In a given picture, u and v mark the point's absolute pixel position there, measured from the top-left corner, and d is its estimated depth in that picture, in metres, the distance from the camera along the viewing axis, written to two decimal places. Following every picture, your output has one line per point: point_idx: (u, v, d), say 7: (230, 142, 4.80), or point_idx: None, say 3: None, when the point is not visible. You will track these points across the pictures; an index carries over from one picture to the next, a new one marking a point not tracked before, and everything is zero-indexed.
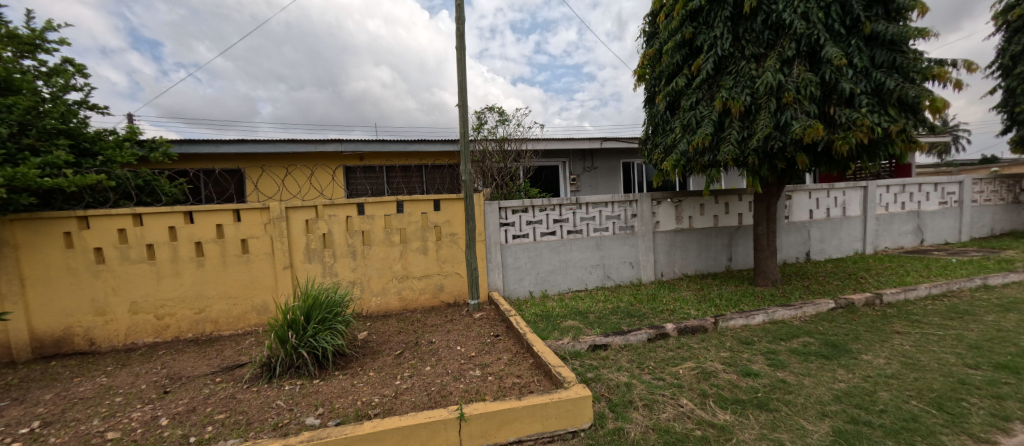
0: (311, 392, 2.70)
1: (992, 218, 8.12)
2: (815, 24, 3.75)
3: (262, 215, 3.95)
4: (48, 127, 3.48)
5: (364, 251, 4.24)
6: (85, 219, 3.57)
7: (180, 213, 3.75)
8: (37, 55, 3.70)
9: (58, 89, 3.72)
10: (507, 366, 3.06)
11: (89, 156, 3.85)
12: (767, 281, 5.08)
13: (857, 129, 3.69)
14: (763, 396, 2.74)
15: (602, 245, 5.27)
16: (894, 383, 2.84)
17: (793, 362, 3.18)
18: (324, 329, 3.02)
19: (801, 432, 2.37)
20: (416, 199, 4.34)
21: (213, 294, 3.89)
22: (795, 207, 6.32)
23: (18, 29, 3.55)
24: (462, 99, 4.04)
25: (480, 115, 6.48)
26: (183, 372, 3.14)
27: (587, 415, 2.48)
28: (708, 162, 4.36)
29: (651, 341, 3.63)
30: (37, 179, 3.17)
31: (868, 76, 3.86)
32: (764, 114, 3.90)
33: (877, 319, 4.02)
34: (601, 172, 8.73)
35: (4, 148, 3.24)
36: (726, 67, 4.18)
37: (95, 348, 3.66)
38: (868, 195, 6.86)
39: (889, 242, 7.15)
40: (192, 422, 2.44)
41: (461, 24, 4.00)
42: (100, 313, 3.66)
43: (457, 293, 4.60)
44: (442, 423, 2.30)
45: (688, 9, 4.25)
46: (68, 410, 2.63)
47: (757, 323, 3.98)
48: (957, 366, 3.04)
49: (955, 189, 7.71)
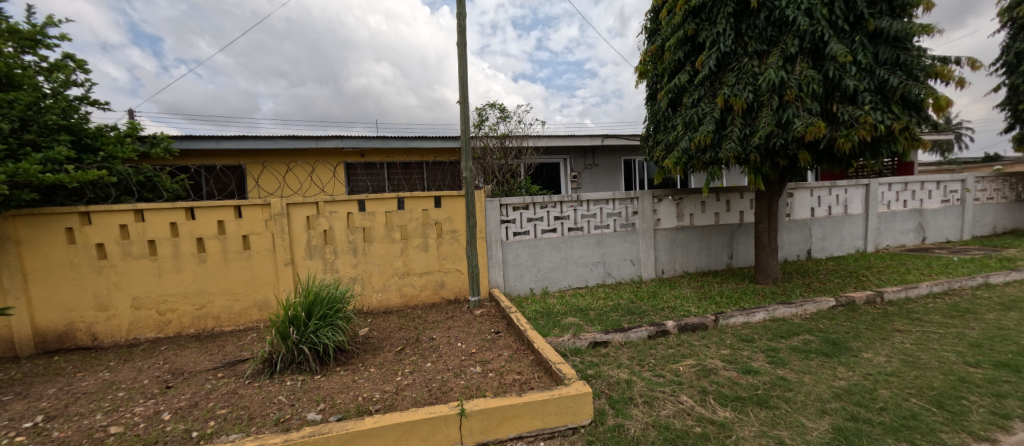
0: (313, 388, 2.72)
1: (994, 216, 8.10)
2: (819, 21, 3.73)
3: (263, 212, 3.95)
4: (49, 123, 3.48)
5: (365, 247, 4.24)
6: (87, 215, 3.58)
7: (182, 209, 3.76)
8: (38, 50, 3.70)
9: (59, 84, 3.72)
10: (507, 362, 3.06)
11: (90, 152, 3.85)
12: (768, 278, 5.07)
13: (859, 126, 3.67)
14: (763, 393, 2.74)
15: (603, 243, 5.27)
16: (894, 381, 2.85)
17: (794, 360, 3.19)
18: (325, 325, 3.02)
19: (800, 430, 2.38)
20: (416, 196, 4.34)
21: (215, 289, 3.90)
22: (796, 205, 6.31)
23: (18, 25, 3.55)
24: (463, 96, 4.03)
25: (481, 111, 6.46)
26: (185, 367, 3.15)
27: (587, 412, 2.49)
28: (710, 159, 4.35)
29: (651, 338, 3.63)
30: (39, 175, 3.17)
31: (871, 73, 3.84)
32: (766, 112, 3.89)
33: (878, 317, 4.02)
34: (602, 169, 8.72)
35: (5, 144, 3.24)
36: (729, 63, 4.16)
37: (98, 343, 3.68)
38: (870, 193, 6.84)
39: (890, 240, 7.14)
40: (194, 416, 2.45)
41: (462, 20, 3.98)
42: (102, 308, 3.67)
43: (457, 290, 4.61)
44: (442, 419, 2.31)
45: (690, 5, 4.23)
46: (71, 405, 2.64)
47: (757, 321, 3.98)
48: (958, 365, 3.04)
49: (958, 187, 7.68)
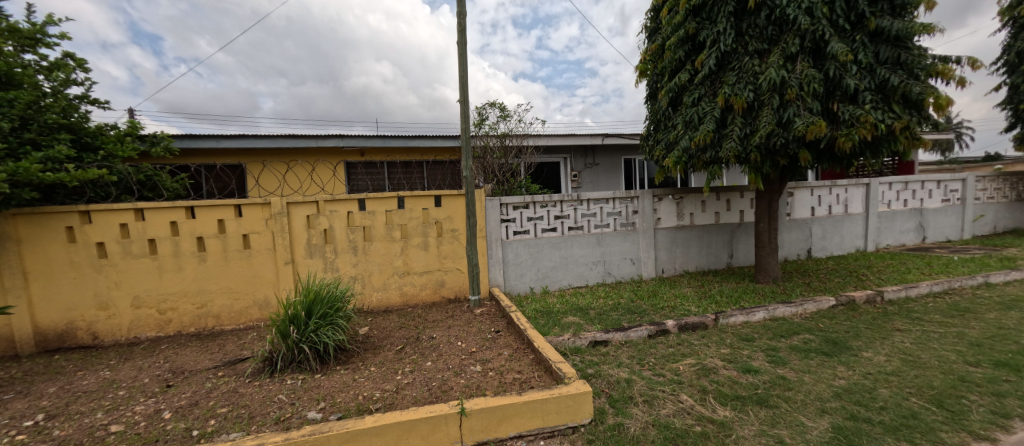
0: (313, 387, 2.72)
1: (995, 215, 8.10)
2: (819, 20, 3.72)
3: (263, 211, 3.95)
4: (49, 121, 3.48)
5: (365, 246, 4.24)
6: (87, 214, 3.58)
7: (182, 208, 3.76)
8: (38, 49, 3.70)
9: (59, 83, 3.72)
10: (507, 361, 3.07)
11: (91, 151, 3.85)
12: (768, 278, 5.07)
13: (860, 126, 3.67)
14: (762, 392, 2.75)
15: (603, 242, 5.27)
16: (894, 380, 2.85)
17: (794, 359, 3.19)
18: (325, 324, 3.02)
19: (800, 429, 2.38)
20: (416, 195, 4.33)
21: (215, 288, 3.90)
22: (796, 204, 6.31)
23: (18, 24, 3.54)
24: (463, 95, 4.03)
25: (482, 111, 6.45)
26: (186, 366, 3.15)
27: (587, 411, 2.49)
28: (710, 158, 4.35)
29: (651, 337, 3.63)
30: (39, 174, 3.17)
31: (872, 72, 3.84)
32: (766, 111, 3.88)
33: (878, 316, 4.02)
34: (602, 168, 8.72)
35: (5, 143, 3.24)
36: (729, 62, 4.15)
37: (98, 342, 3.68)
38: (871, 192, 6.83)
39: (890, 239, 7.14)
40: (195, 415, 2.46)
41: (462, 19, 3.97)
42: (103, 307, 3.67)
43: (457, 289, 4.61)
44: (442, 418, 2.31)
45: (691, 4, 4.22)
46: (72, 404, 2.64)
47: (757, 320, 3.99)
48: (958, 364, 3.03)
49: (958, 186, 7.67)
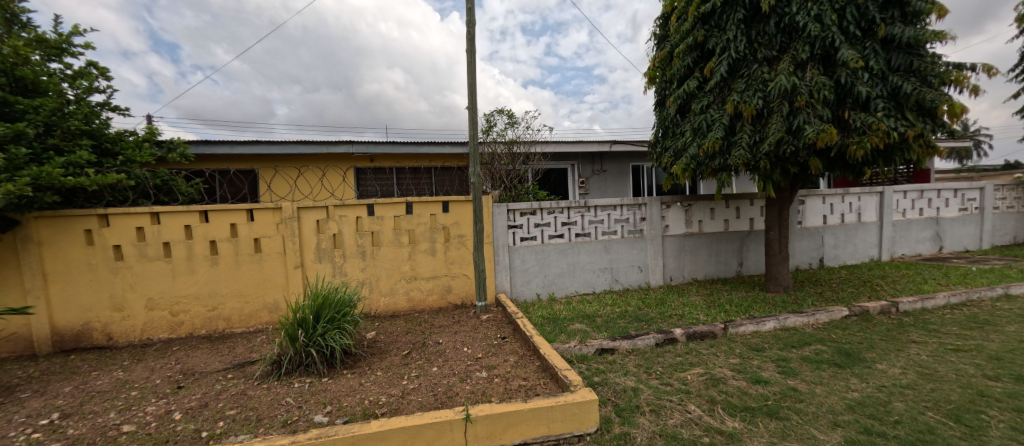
0: (320, 391, 2.74)
1: (1014, 225, 7.89)
2: (830, 27, 3.70)
3: (274, 215, 4.02)
4: (71, 128, 3.57)
5: (374, 251, 4.28)
6: (106, 217, 3.69)
7: (196, 212, 3.84)
8: (63, 58, 3.81)
9: (82, 91, 3.81)
10: (513, 368, 3.06)
11: (111, 156, 3.94)
12: (778, 286, 5.00)
13: (872, 133, 3.63)
14: (772, 404, 2.70)
15: (611, 249, 5.24)
16: (909, 393, 2.78)
17: (805, 370, 3.13)
18: (333, 329, 3.05)
19: (811, 442, 2.33)
20: (425, 201, 4.37)
21: (226, 292, 3.97)
22: (808, 212, 6.22)
23: (46, 34, 3.67)
24: (471, 102, 4.06)
25: (490, 117, 6.48)
26: (196, 368, 3.20)
27: (593, 419, 2.47)
28: (718, 166, 4.31)
29: (659, 346, 3.59)
30: (60, 178, 3.27)
31: (884, 79, 3.78)
32: (775, 118, 3.84)
33: (892, 328, 3.93)
34: (610, 175, 8.70)
35: (30, 148, 3.37)
36: (739, 69, 4.13)
37: (113, 343, 3.76)
38: (885, 201, 6.71)
39: (906, 249, 6.99)
40: (204, 416, 2.49)
41: (472, 27, 4.02)
42: (118, 308, 3.75)
43: (464, 295, 4.61)
44: (447, 424, 2.31)
45: (700, 12, 4.22)
46: (86, 403, 2.70)
47: (768, 330, 3.93)
48: (976, 378, 2.95)
49: (976, 195, 7.50)
